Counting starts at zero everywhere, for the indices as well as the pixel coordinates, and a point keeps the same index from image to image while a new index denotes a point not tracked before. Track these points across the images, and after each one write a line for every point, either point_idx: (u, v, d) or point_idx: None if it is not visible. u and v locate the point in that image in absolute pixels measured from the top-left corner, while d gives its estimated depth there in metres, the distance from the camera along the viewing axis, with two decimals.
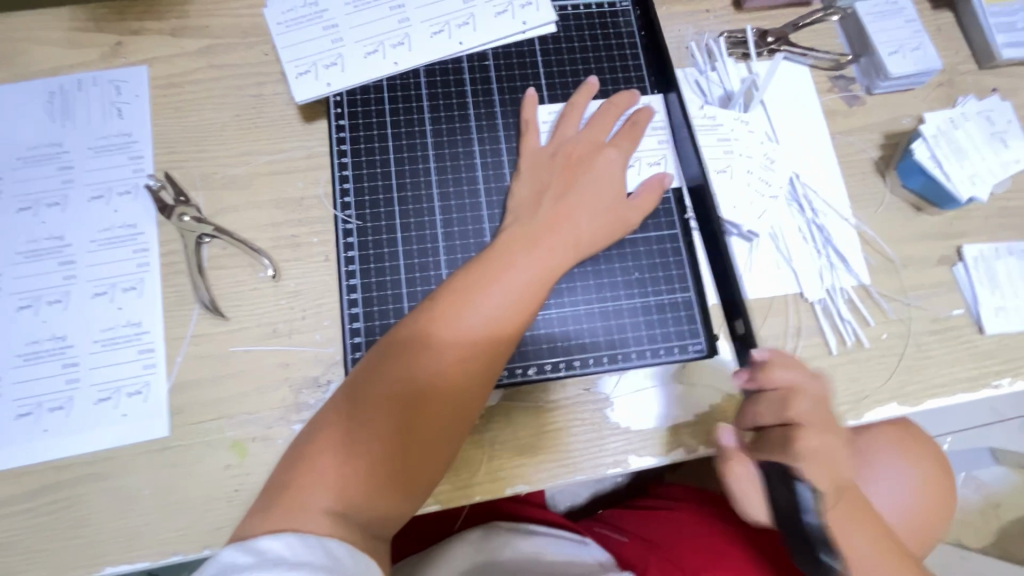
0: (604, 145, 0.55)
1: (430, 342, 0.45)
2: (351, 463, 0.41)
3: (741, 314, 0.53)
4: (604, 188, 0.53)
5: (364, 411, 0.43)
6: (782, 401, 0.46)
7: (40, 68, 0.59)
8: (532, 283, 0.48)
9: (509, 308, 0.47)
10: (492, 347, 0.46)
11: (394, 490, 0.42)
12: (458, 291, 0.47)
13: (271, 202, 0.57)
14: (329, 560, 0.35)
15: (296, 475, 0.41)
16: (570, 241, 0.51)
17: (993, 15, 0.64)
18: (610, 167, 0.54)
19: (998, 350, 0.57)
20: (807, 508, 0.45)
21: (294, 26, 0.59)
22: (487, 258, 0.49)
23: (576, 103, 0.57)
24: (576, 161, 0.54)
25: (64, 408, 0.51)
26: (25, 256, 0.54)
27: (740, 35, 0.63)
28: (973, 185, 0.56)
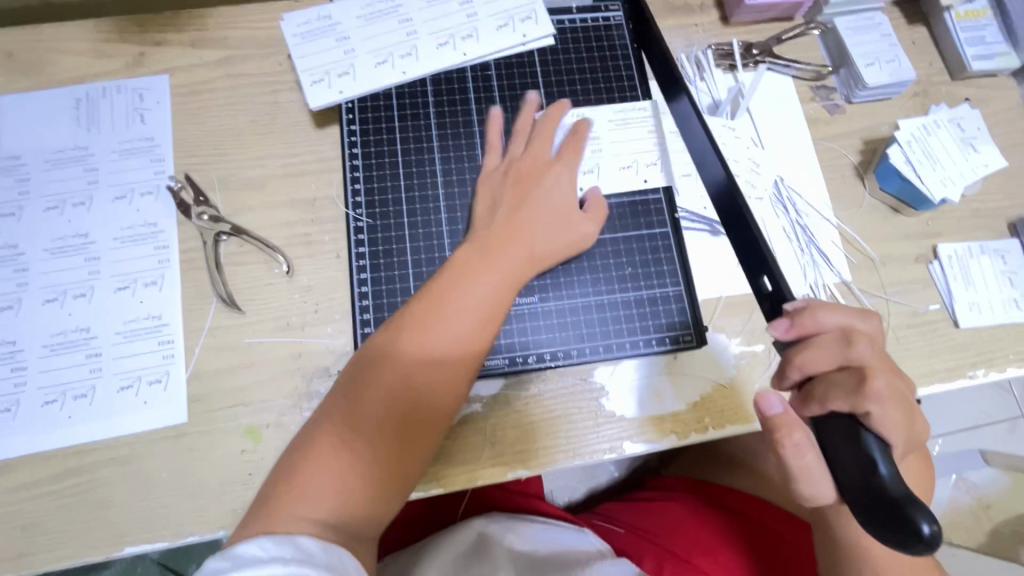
0: (551, 161, 0.58)
1: (395, 358, 0.48)
2: (327, 477, 0.44)
3: (768, 270, 0.48)
4: (558, 201, 0.56)
5: (330, 430, 0.46)
6: (841, 342, 0.41)
7: (67, 76, 0.63)
8: (490, 295, 0.51)
9: (469, 320, 0.50)
10: (455, 355, 0.49)
11: (372, 498, 0.45)
12: (422, 309, 0.50)
13: (286, 203, 0.60)
14: (301, 553, 0.38)
15: (277, 492, 0.43)
16: (527, 251, 0.54)
17: (964, 30, 0.68)
18: (560, 182, 0.57)
19: (972, 343, 0.61)
20: (886, 472, 0.37)
21: (308, 38, 0.63)
22: (444, 276, 0.52)
23: (522, 123, 0.60)
24: (527, 178, 0.57)
25: (88, 396, 0.54)
26: (52, 252, 0.57)
27: (727, 47, 0.67)
28: (946, 187, 0.60)
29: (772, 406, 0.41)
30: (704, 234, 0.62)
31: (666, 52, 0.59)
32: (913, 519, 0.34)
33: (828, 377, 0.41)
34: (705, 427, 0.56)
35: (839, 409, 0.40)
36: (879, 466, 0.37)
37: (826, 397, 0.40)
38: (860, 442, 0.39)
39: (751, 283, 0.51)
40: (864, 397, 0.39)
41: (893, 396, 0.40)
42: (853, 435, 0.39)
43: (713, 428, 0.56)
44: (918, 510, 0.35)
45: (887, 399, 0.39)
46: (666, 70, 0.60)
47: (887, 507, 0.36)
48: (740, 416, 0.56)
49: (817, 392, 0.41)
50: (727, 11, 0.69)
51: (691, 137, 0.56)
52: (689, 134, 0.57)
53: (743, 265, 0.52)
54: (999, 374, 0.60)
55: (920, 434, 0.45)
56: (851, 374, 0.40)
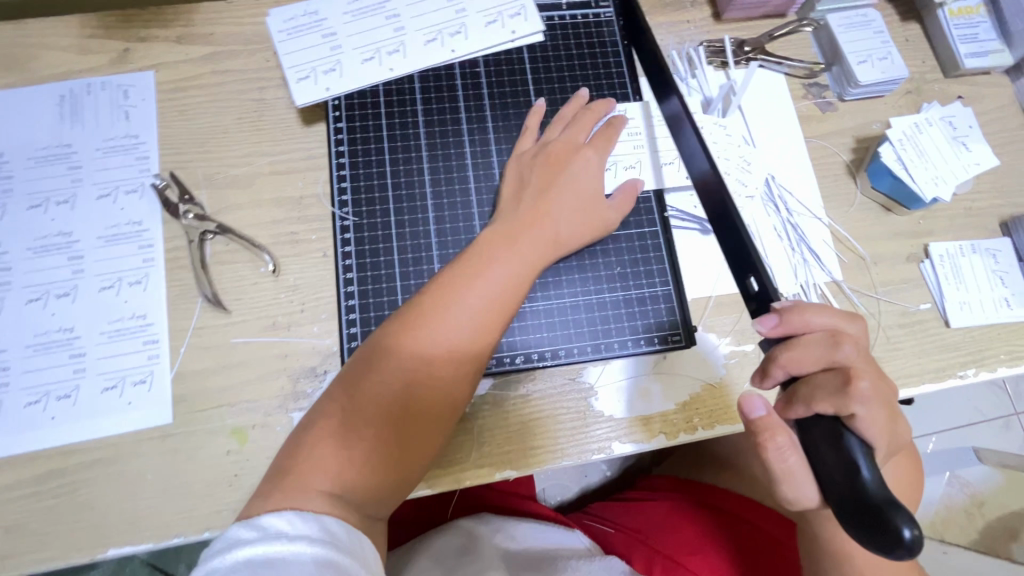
0: (583, 146, 0.58)
1: (420, 334, 0.48)
2: (346, 450, 0.44)
3: (755, 271, 0.47)
4: (584, 187, 0.56)
5: (354, 402, 0.45)
6: (828, 343, 0.41)
7: (50, 73, 0.62)
8: (512, 277, 0.51)
9: (493, 300, 0.50)
10: (478, 336, 0.49)
11: (389, 473, 0.45)
12: (446, 286, 0.50)
13: (272, 201, 0.59)
14: (327, 535, 0.38)
15: (293, 461, 0.43)
16: (548, 236, 0.53)
17: (957, 27, 0.68)
18: (588, 167, 0.57)
19: (963, 342, 0.60)
20: (868, 477, 0.37)
21: (294, 34, 0.62)
22: (470, 254, 0.52)
23: (565, 113, 0.60)
24: (556, 161, 0.56)
25: (71, 396, 0.53)
26: (35, 251, 0.56)
27: (719, 44, 0.67)
28: (937, 186, 0.60)
29: (755, 408, 0.40)
30: (694, 233, 0.62)
31: (657, 49, 0.59)
32: (892, 523, 0.35)
33: (812, 379, 0.41)
34: (693, 427, 0.56)
35: (824, 411, 0.40)
36: (862, 471, 0.37)
37: (811, 399, 0.40)
38: (843, 445, 0.39)
39: (738, 283, 0.51)
40: (849, 399, 0.39)
41: (878, 398, 0.40)
42: (836, 440, 0.39)
43: (702, 428, 0.55)
44: (900, 516, 0.35)
45: (872, 401, 0.39)
46: (656, 66, 0.59)
47: (870, 513, 0.36)
48: (729, 416, 0.56)
49: (802, 393, 0.41)
50: (720, 8, 0.68)
51: (683, 148, 0.56)
52: (678, 132, 0.56)
53: (730, 265, 0.52)
54: (989, 374, 0.60)
55: (903, 437, 0.45)
56: (837, 374, 0.40)
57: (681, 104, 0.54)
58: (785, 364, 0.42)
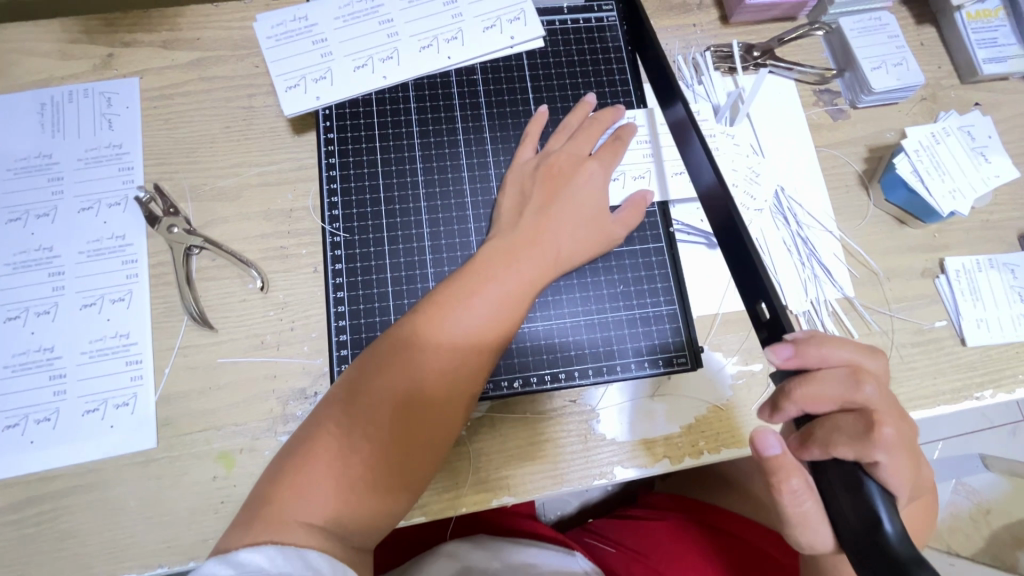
0: (587, 159, 0.55)
1: (413, 354, 0.46)
2: (332, 478, 0.41)
3: (767, 298, 0.44)
4: (588, 202, 0.53)
5: (346, 425, 0.43)
6: (848, 382, 0.39)
7: (31, 79, 0.60)
8: (511, 295, 0.48)
9: (492, 320, 0.47)
10: (474, 357, 0.46)
11: (377, 503, 0.42)
12: (441, 304, 0.47)
13: (261, 214, 0.57)
14: (310, 572, 0.36)
15: (276, 489, 0.41)
16: (550, 253, 0.51)
17: (975, 30, 0.65)
18: (592, 181, 0.54)
19: (980, 362, 0.58)
20: (891, 530, 0.35)
21: (284, 40, 0.59)
22: (468, 270, 0.49)
23: (570, 122, 0.58)
24: (558, 174, 0.54)
25: (51, 419, 0.51)
26: (14, 267, 0.54)
27: (726, 49, 0.64)
28: (954, 200, 0.57)
29: (769, 445, 0.39)
30: (700, 247, 0.59)
31: (661, 54, 0.55)
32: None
33: (830, 420, 0.40)
34: (699, 451, 0.53)
35: (843, 456, 0.38)
36: (883, 524, 0.36)
37: (828, 442, 0.39)
38: (862, 491, 0.38)
39: (749, 308, 0.48)
40: (871, 445, 0.37)
41: (900, 443, 0.38)
42: (855, 486, 0.38)
43: (708, 452, 0.53)
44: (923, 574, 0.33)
45: (894, 447, 0.38)
46: (660, 73, 0.56)
47: (892, 568, 0.34)
48: (736, 440, 0.53)
49: (818, 435, 0.40)
50: (728, 11, 0.65)
51: (691, 155, 0.52)
52: (684, 139, 0.53)
53: (740, 289, 0.49)
54: (1007, 395, 0.58)
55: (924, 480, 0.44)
56: (857, 417, 0.38)
57: (686, 111, 0.51)
58: (804, 400, 0.40)
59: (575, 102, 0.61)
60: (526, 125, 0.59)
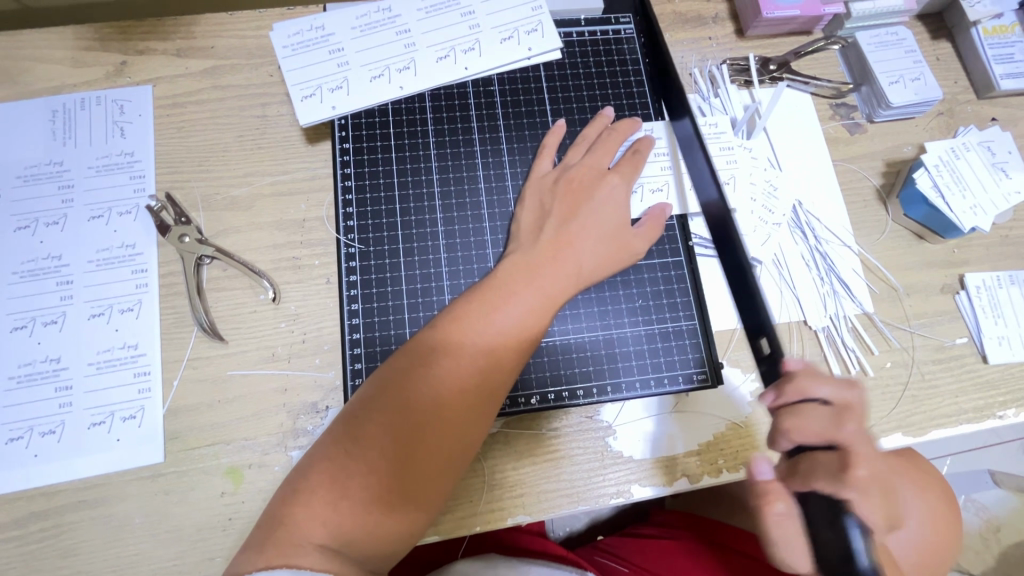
0: (607, 173, 0.55)
1: (430, 370, 0.45)
2: (347, 498, 0.40)
3: (767, 332, 0.48)
4: (608, 216, 0.53)
5: (359, 442, 0.42)
6: (832, 420, 0.42)
7: (43, 86, 0.59)
8: (531, 311, 0.47)
9: (510, 336, 0.46)
10: (492, 375, 0.45)
11: (391, 525, 0.41)
12: (460, 320, 0.46)
13: (273, 224, 0.56)
14: None
15: (289, 510, 0.40)
16: (570, 268, 0.50)
17: (992, 46, 0.65)
18: (613, 195, 0.53)
19: (1001, 380, 0.57)
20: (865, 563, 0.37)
21: (300, 49, 0.59)
22: (487, 285, 0.48)
23: (588, 135, 0.57)
24: (578, 188, 0.53)
25: (56, 432, 0.50)
26: (21, 276, 0.53)
27: (742, 63, 0.64)
28: (976, 215, 0.56)
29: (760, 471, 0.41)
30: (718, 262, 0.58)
31: (671, 68, 0.57)
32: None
33: (811, 455, 0.42)
34: (719, 469, 0.52)
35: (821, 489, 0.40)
36: (859, 557, 0.37)
37: (810, 475, 0.41)
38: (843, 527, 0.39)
39: (751, 344, 0.51)
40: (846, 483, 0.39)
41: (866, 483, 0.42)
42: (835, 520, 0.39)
43: (728, 470, 0.52)
44: None
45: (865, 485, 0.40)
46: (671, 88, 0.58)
47: None
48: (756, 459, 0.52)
49: (801, 468, 0.42)
50: (743, 24, 0.65)
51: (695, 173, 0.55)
52: (690, 158, 0.56)
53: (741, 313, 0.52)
54: None
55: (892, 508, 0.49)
56: (836, 456, 0.41)
57: (693, 129, 0.54)
58: (789, 432, 0.42)
59: (593, 115, 0.60)
60: (543, 137, 0.58)
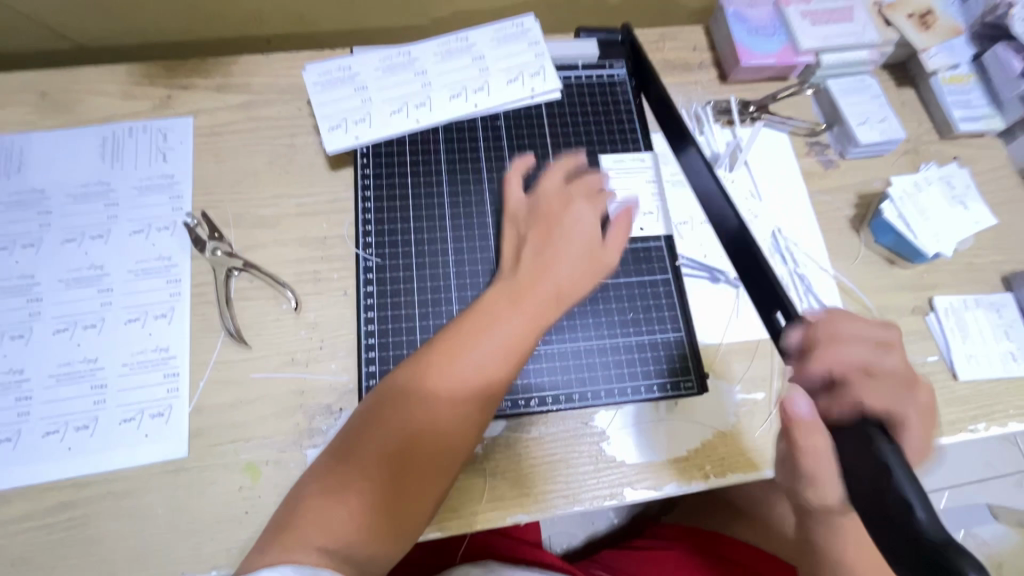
0: (574, 202, 0.58)
1: (420, 391, 0.49)
2: (345, 506, 0.44)
3: (780, 305, 0.48)
4: (580, 241, 0.56)
5: (356, 457, 0.46)
6: (875, 348, 0.45)
7: (96, 116, 0.66)
8: (514, 332, 0.51)
9: (495, 356, 0.50)
10: (478, 394, 0.49)
11: (384, 533, 0.44)
12: (448, 344, 0.50)
13: (298, 240, 0.62)
14: None
15: (293, 517, 0.44)
16: (556, 290, 0.54)
17: (951, 93, 0.72)
18: (581, 221, 0.57)
19: (972, 395, 0.61)
20: (921, 514, 0.32)
21: (328, 87, 0.66)
22: (475, 311, 0.53)
23: (553, 165, 0.62)
24: (550, 218, 0.57)
25: (90, 427, 0.54)
26: (66, 283, 0.59)
27: (725, 104, 0.71)
28: (938, 242, 0.62)
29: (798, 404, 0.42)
30: (704, 282, 0.64)
31: (667, 97, 0.61)
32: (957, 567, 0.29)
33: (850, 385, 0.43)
34: (706, 475, 0.55)
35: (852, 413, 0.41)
36: (914, 507, 0.32)
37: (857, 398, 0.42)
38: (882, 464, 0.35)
39: (765, 319, 0.51)
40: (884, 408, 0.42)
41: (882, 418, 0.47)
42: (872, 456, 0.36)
43: (715, 476, 0.55)
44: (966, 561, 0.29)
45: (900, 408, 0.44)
46: (665, 112, 0.63)
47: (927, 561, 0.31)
48: (743, 465, 0.56)
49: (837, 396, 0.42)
50: (725, 71, 0.73)
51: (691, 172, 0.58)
52: (694, 181, 0.58)
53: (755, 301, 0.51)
54: (999, 429, 0.60)
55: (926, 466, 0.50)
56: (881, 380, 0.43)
57: (700, 155, 0.56)
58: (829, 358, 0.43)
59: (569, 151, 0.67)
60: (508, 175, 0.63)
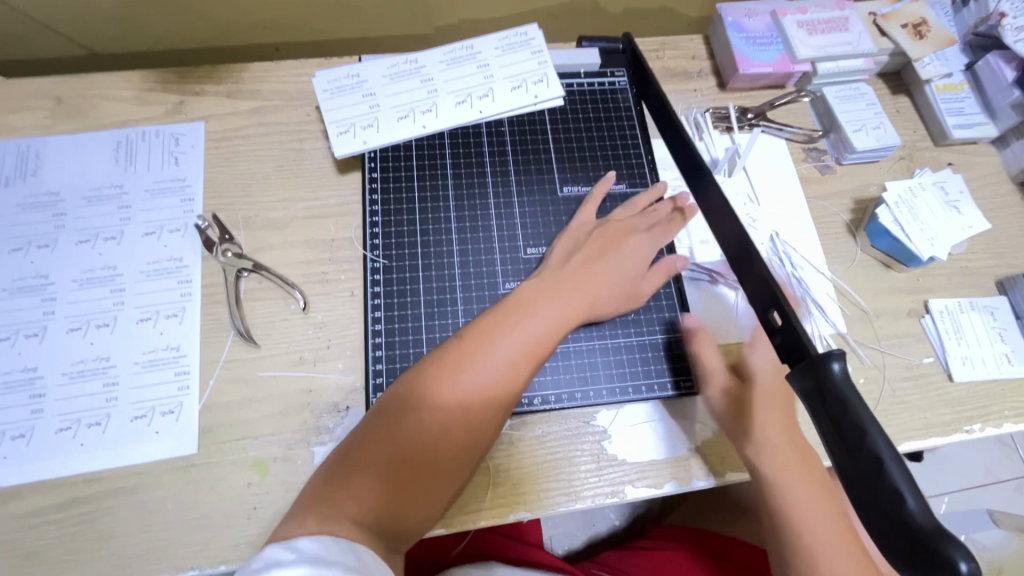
0: (639, 231, 0.62)
1: (463, 373, 0.49)
2: (381, 480, 0.45)
3: (779, 305, 0.46)
4: (630, 264, 0.59)
5: (396, 433, 0.47)
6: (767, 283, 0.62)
7: (110, 120, 0.68)
8: (552, 325, 0.53)
9: (535, 346, 0.52)
10: (515, 380, 0.51)
11: (411, 509, 0.45)
12: (490, 329, 0.52)
13: (306, 242, 0.63)
14: (359, 564, 0.37)
15: (328, 488, 0.44)
16: (590, 295, 0.57)
17: (944, 101, 0.73)
18: (639, 248, 0.61)
19: (967, 396, 0.62)
20: (913, 504, 0.33)
21: (337, 93, 0.67)
22: (514, 299, 0.54)
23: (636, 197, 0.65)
24: (607, 237, 0.60)
25: (102, 424, 0.55)
26: (80, 283, 0.60)
27: (723, 112, 0.73)
28: (933, 246, 0.63)
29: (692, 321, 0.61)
30: (701, 284, 0.65)
31: (667, 103, 0.63)
32: (949, 558, 0.31)
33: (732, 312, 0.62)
34: (706, 474, 0.56)
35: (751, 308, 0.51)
36: (906, 499, 0.33)
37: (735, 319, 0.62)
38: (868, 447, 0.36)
39: (762, 319, 0.50)
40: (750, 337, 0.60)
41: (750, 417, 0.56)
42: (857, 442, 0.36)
43: (715, 475, 0.56)
44: (955, 548, 0.31)
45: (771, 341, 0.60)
46: (665, 118, 0.64)
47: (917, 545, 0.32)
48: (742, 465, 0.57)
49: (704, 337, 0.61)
50: (724, 79, 0.75)
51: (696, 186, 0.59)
52: (697, 182, 0.58)
53: (754, 305, 0.51)
54: (995, 430, 0.61)
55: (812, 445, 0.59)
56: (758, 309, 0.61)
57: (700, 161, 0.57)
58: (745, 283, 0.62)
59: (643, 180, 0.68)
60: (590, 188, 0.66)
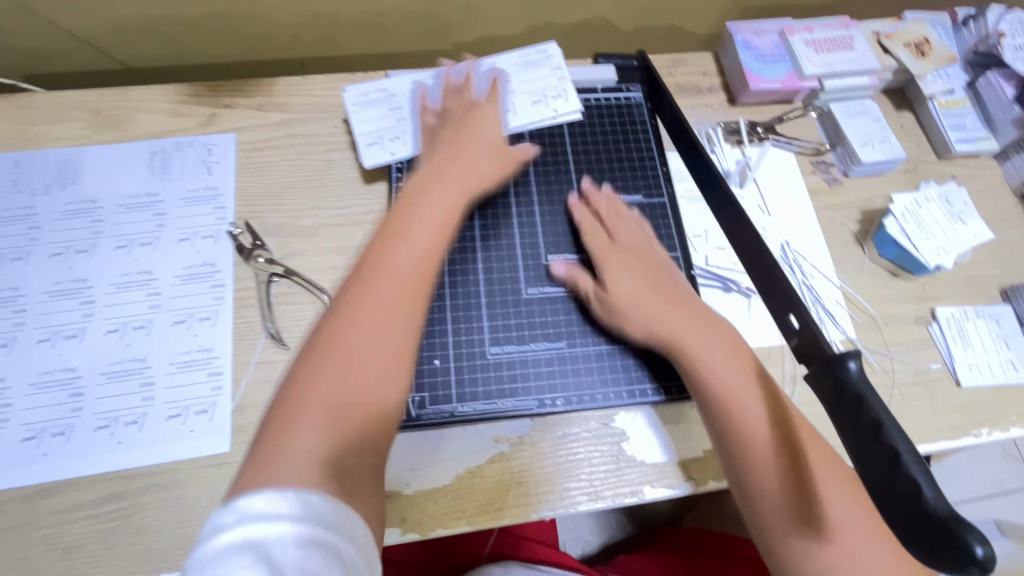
0: (478, 108, 0.66)
1: (365, 290, 0.47)
2: (319, 424, 0.41)
3: (796, 308, 0.49)
4: (484, 142, 0.63)
5: (314, 370, 0.44)
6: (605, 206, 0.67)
7: (146, 131, 0.71)
8: (438, 221, 0.53)
9: (428, 242, 0.51)
10: (419, 277, 0.49)
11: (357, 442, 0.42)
12: (386, 241, 0.51)
13: (334, 249, 0.66)
14: (311, 513, 0.35)
15: (264, 452, 0.40)
16: (468, 182, 0.60)
17: (947, 116, 0.76)
18: (487, 127, 0.65)
19: (974, 400, 0.64)
20: (929, 494, 0.35)
21: (366, 107, 0.70)
22: (401, 211, 0.54)
23: (459, 86, 0.69)
24: (458, 130, 0.63)
25: (138, 423, 0.57)
26: (117, 287, 0.62)
27: (734, 126, 0.76)
28: (939, 255, 0.65)
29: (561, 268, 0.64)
30: (716, 290, 0.67)
31: (679, 112, 0.66)
32: (965, 542, 0.33)
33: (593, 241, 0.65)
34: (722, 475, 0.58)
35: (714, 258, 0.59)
36: (922, 489, 0.35)
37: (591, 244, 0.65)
38: (882, 437, 0.38)
39: (779, 322, 0.52)
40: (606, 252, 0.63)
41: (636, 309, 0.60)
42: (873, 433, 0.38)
43: None
44: (970, 533, 0.33)
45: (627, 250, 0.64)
46: (678, 127, 0.67)
47: (933, 530, 0.34)
48: None
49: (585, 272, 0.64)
50: (734, 94, 0.77)
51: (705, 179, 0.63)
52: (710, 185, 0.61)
53: (771, 310, 0.53)
54: (1002, 434, 0.63)
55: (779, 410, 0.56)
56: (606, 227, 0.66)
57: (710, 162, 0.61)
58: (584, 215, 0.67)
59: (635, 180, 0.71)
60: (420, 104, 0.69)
